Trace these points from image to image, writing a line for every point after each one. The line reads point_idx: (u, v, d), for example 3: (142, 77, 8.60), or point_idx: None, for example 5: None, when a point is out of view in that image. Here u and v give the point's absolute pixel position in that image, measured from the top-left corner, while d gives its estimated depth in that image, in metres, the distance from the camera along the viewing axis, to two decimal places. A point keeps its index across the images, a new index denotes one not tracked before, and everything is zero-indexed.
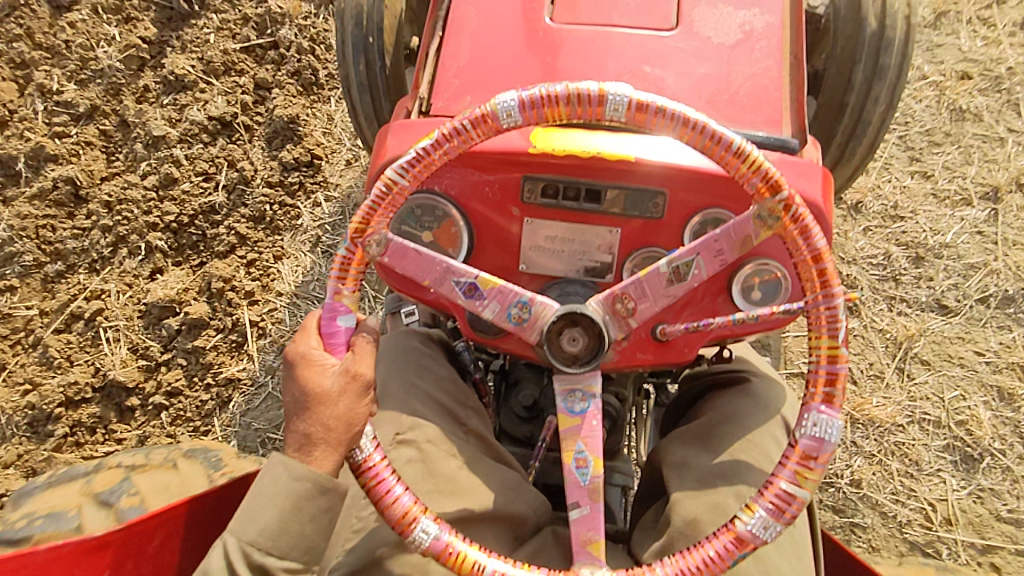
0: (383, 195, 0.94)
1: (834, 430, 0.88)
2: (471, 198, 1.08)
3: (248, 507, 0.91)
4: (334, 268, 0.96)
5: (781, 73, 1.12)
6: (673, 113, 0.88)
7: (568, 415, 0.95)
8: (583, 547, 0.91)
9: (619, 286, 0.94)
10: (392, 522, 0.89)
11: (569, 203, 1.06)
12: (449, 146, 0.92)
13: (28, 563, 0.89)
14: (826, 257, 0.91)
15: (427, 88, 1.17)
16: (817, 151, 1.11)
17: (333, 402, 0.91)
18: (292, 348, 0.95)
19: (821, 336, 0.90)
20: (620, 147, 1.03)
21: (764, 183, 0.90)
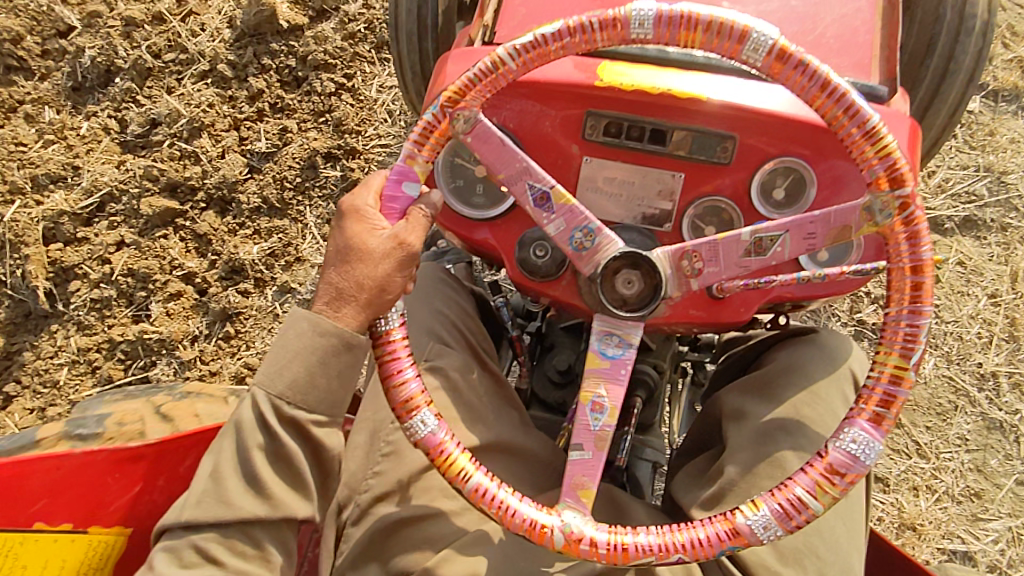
0: (487, 70, 0.88)
1: (871, 452, 0.80)
2: (529, 134, 1.03)
3: (272, 361, 0.89)
4: (415, 131, 0.91)
5: (873, 16, 1.03)
6: (816, 72, 0.80)
7: (597, 354, 0.90)
8: (572, 490, 0.87)
9: (691, 243, 0.89)
10: (394, 403, 0.87)
11: (631, 143, 1.00)
12: (570, 40, 0.84)
13: (63, 465, 0.90)
14: (927, 270, 0.81)
15: (492, 16, 1.12)
16: (906, 103, 1.03)
17: (373, 263, 0.87)
18: (347, 200, 0.92)
19: (892, 350, 0.81)
20: (690, 85, 0.96)
21: (885, 175, 0.81)
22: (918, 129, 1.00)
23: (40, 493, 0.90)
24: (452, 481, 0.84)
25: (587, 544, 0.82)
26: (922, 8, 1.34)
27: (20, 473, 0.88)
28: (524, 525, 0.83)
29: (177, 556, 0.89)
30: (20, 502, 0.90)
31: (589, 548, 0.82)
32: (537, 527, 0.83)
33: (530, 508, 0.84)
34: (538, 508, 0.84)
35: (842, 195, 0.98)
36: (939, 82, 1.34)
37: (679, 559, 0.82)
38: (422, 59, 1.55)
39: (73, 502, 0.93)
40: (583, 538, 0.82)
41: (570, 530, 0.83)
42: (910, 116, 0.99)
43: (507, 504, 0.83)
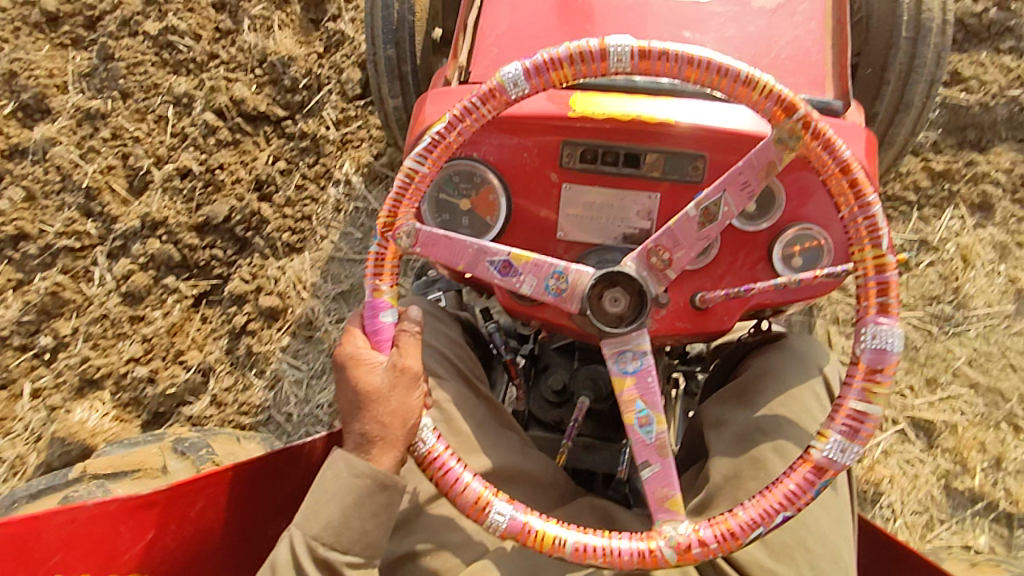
0: (407, 184, 0.97)
1: (894, 339, 0.86)
2: (509, 165, 1.07)
3: (311, 502, 0.91)
4: (370, 265, 0.98)
5: (823, 36, 1.10)
6: (677, 54, 0.87)
7: (623, 376, 0.94)
8: (660, 505, 0.90)
9: (651, 240, 0.93)
10: (466, 509, 0.89)
11: (607, 168, 1.05)
12: (462, 126, 0.95)
13: (76, 517, 0.94)
14: (855, 167, 0.89)
15: (467, 57, 1.18)
16: (860, 114, 1.09)
17: (385, 399, 0.91)
18: (340, 355, 0.96)
19: (864, 246, 0.88)
20: (658, 111, 1.02)
21: (778, 107, 0.88)
22: (874, 142, 1.07)
23: (54, 548, 0.94)
24: (552, 552, 0.86)
25: (698, 546, 0.86)
26: (873, 31, 1.42)
27: (35, 529, 0.91)
28: (634, 558, 0.86)
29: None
30: (36, 557, 0.93)
31: (701, 548, 0.86)
32: (646, 554, 0.86)
33: (630, 541, 0.86)
34: (637, 538, 0.87)
35: (809, 206, 1.04)
36: (898, 98, 1.41)
37: (784, 517, 0.86)
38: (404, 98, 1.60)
39: (87, 554, 0.97)
40: (691, 543, 0.86)
41: (677, 542, 0.87)
42: (864, 128, 1.06)
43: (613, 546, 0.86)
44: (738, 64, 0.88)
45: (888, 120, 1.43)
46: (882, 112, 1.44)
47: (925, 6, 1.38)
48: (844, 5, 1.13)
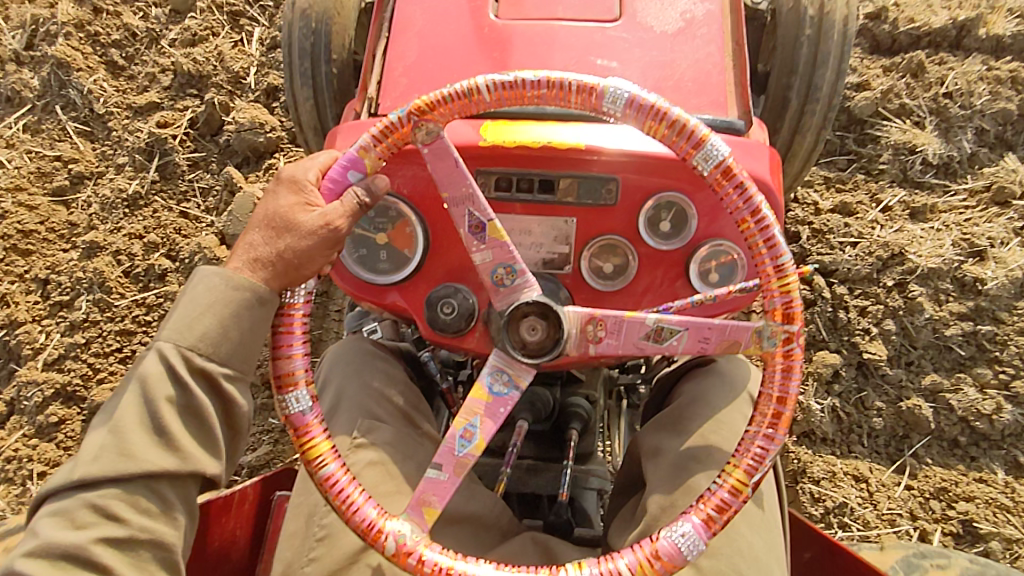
0: (459, 94, 0.92)
1: (693, 547, 0.86)
2: (423, 196, 1.06)
3: (181, 314, 0.88)
4: (378, 126, 0.96)
5: (723, 57, 1.13)
6: (749, 195, 0.90)
7: (484, 389, 0.94)
8: (417, 503, 0.91)
9: (601, 311, 0.93)
10: (277, 375, 0.93)
11: (523, 195, 1.06)
12: (545, 93, 0.90)
13: None
14: (790, 406, 0.90)
15: (376, 88, 1.17)
16: (763, 131, 1.13)
17: (294, 237, 0.92)
18: (289, 170, 0.96)
19: (739, 465, 0.89)
20: (569, 136, 1.03)
21: (783, 307, 0.90)
22: (777, 158, 1.10)
23: None
24: (309, 465, 0.92)
25: (412, 560, 0.87)
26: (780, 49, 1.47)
27: None
28: (360, 525, 0.89)
29: (70, 518, 0.82)
30: None
31: (414, 564, 0.87)
32: (372, 528, 0.89)
33: (444, 557, 0.87)
34: (380, 512, 0.90)
35: (720, 223, 1.05)
36: (802, 111, 1.46)
37: None
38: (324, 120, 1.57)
39: None
40: (411, 553, 0.87)
41: (402, 542, 0.88)
42: (767, 145, 1.09)
43: (354, 501, 0.90)
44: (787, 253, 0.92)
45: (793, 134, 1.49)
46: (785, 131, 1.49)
47: (824, 29, 1.43)
48: (741, 24, 1.17)
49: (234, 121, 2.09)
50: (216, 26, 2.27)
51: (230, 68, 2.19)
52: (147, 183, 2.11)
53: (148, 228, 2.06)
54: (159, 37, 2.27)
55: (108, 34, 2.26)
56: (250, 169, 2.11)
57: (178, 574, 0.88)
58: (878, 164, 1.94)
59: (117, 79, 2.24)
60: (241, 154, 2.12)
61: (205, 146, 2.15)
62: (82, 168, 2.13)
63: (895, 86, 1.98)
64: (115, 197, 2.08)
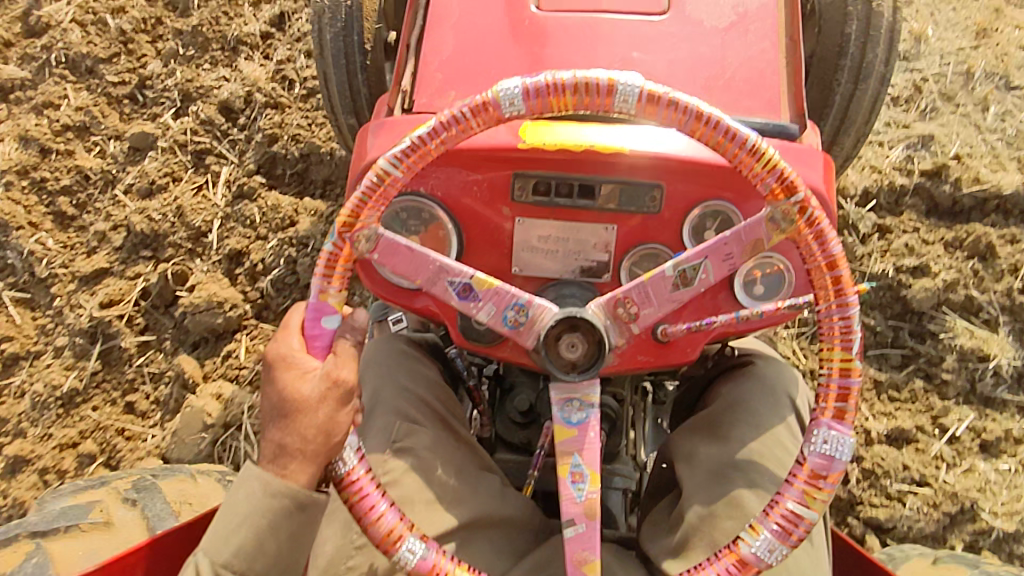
0: (375, 185, 0.89)
1: (844, 448, 0.86)
2: (459, 199, 1.02)
3: (217, 532, 0.90)
4: (320, 265, 0.90)
5: (777, 56, 1.07)
6: (686, 107, 0.84)
7: (565, 427, 0.91)
8: (578, 568, 0.88)
9: (622, 290, 0.90)
10: (377, 539, 0.86)
11: (562, 200, 1.00)
12: (446, 135, 0.87)
13: None
14: (842, 264, 0.88)
15: (410, 82, 1.12)
16: (817, 136, 1.07)
17: (312, 409, 0.88)
18: (272, 350, 0.92)
19: (834, 348, 0.87)
20: (612, 140, 0.97)
21: (779, 184, 0.86)
22: (832, 163, 1.04)
23: None
24: None
25: None
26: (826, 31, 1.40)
27: None
28: None
29: None
30: None
31: None
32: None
33: None
34: None
35: None
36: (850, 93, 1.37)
37: None
38: (356, 103, 1.52)
39: None
40: None
41: None
42: (821, 150, 1.03)
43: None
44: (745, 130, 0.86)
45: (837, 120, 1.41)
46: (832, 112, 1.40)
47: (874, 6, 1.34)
48: (797, 16, 1.10)
49: (186, 300, 1.82)
50: (179, 168, 1.98)
51: (189, 223, 1.90)
52: (88, 376, 1.81)
53: (83, 434, 1.79)
54: (115, 180, 1.99)
55: (56, 179, 1.98)
56: (206, 354, 1.83)
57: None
58: (943, 371, 1.73)
59: (66, 233, 1.96)
60: (196, 337, 1.84)
61: (162, 321, 1.86)
62: (16, 348, 1.86)
63: (962, 276, 1.75)
64: (47, 394, 1.80)
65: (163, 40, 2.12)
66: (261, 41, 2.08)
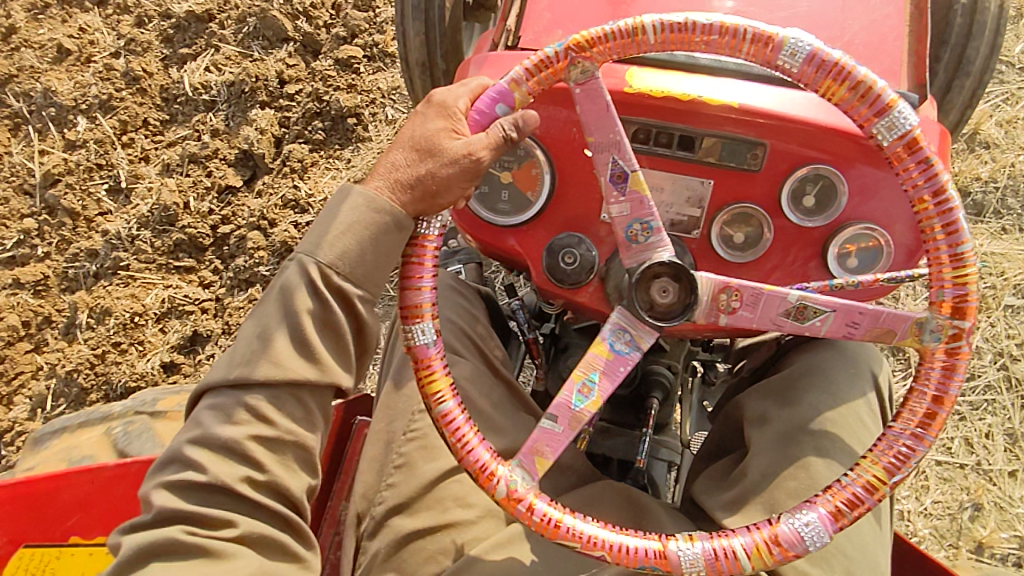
0: (624, 32, 0.85)
1: (813, 539, 0.83)
2: (556, 139, 1.02)
3: (324, 231, 0.86)
4: (531, 59, 0.88)
5: (903, 23, 1.03)
6: (935, 176, 0.81)
7: (604, 346, 0.91)
8: (530, 451, 0.90)
9: (738, 281, 0.89)
10: (404, 304, 0.91)
11: (660, 150, 1.00)
12: (717, 38, 0.82)
13: (97, 477, 1.13)
14: (945, 406, 0.83)
15: (516, 20, 1.11)
16: (934, 109, 1.03)
17: (443, 159, 0.88)
18: (440, 94, 0.92)
19: (879, 461, 0.84)
20: (721, 92, 0.96)
21: (952, 299, 0.82)
22: (947, 139, 1.00)
23: (70, 508, 1.11)
24: (428, 398, 0.90)
25: (524, 507, 0.86)
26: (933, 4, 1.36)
27: (58, 485, 1.10)
28: (473, 465, 0.88)
29: (226, 413, 0.84)
30: (52, 517, 1.10)
31: (523, 510, 0.87)
32: (485, 471, 0.88)
33: (554, 510, 0.87)
34: (493, 456, 0.89)
35: (870, 205, 0.98)
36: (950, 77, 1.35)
37: (598, 557, 0.85)
38: (432, 45, 1.52)
39: (104, 515, 1.14)
40: (523, 500, 0.87)
41: (513, 488, 0.87)
42: (939, 124, 0.99)
43: (452, 418, 0.89)
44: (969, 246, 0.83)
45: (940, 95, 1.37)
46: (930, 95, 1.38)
47: None
48: None
49: None
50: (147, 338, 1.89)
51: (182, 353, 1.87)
52: None
53: None
54: None
55: None
56: None
57: (315, 474, 0.91)
58: None
59: None
60: None
61: None
62: None
63: None
64: None
65: (42, 350, 1.91)
66: (159, 378, 1.86)
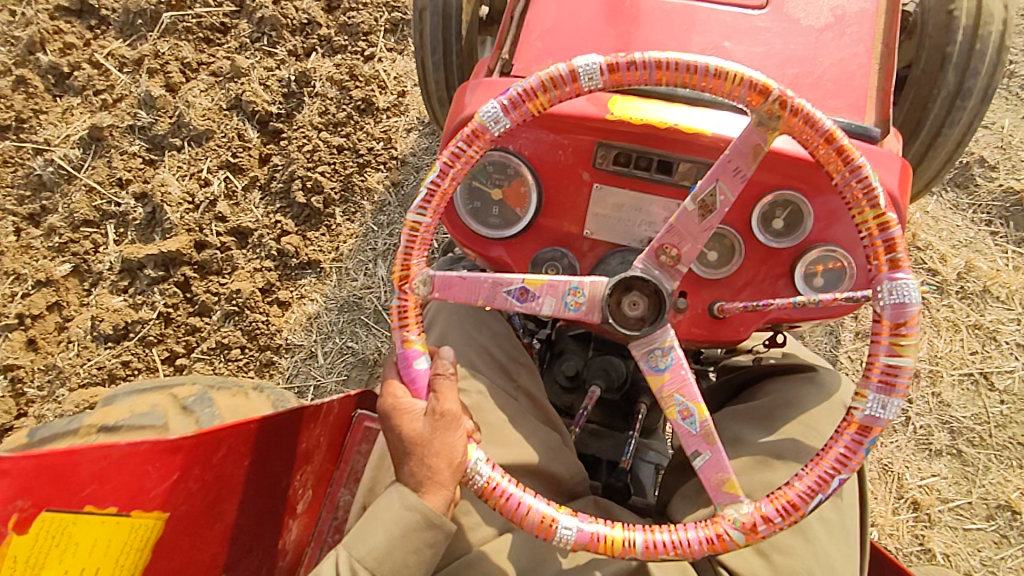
0: (412, 238, 1.00)
1: (913, 292, 0.87)
2: (544, 160, 1.10)
3: (362, 526, 0.95)
4: (394, 321, 1.00)
5: (869, 61, 1.10)
6: (644, 62, 0.90)
7: (657, 375, 0.96)
8: (719, 490, 0.92)
9: (657, 239, 0.96)
10: (534, 529, 0.90)
11: (639, 173, 1.08)
12: (454, 170, 0.99)
13: (110, 454, 0.99)
14: (839, 134, 0.90)
15: (511, 49, 1.19)
16: (898, 142, 1.10)
17: (429, 442, 0.92)
18: (383, 398, 0.99)
19: (864, 210, 0.89)
20: (694, 121, 1.03)
21: (753, 92, 0.89)
22: (909, 169, 1.07)
23: (89, 479, 0.98)
24: (625, 554, 0.88)
25: (763, 523, 0.88)
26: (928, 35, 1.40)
27: (72, 459, 0.96)
28: (703, 544, 0.88)
29: None
30: (69, 487, 0.97)
31: (765, 524, 0.89)
32: (712, 539, 0.89)
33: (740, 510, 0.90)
34: (683, 528, 0.89)
35: (835, 228, 1.05)
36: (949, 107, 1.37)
37: (841, 480, 0.88)
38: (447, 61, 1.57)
39: (118, 488, 1.01)
40: (755, 520, 0.89)
41: (741, 522, 0.89)
42: (900, 156, 1.06)
43: (498, 484, 0.92)
44: (704, 60, 0.90)
45: (938, 128, 1.39)
46: (929, 124, 1.40)
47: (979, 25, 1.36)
48: (897, 23, 1.12)
49: None
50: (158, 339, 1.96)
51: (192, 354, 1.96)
52: None
53: None
54: None
55: None
56: None
57: None
58: None
59: None
60: None
61: None
62: None
63: None
64: None
65: None
66: None
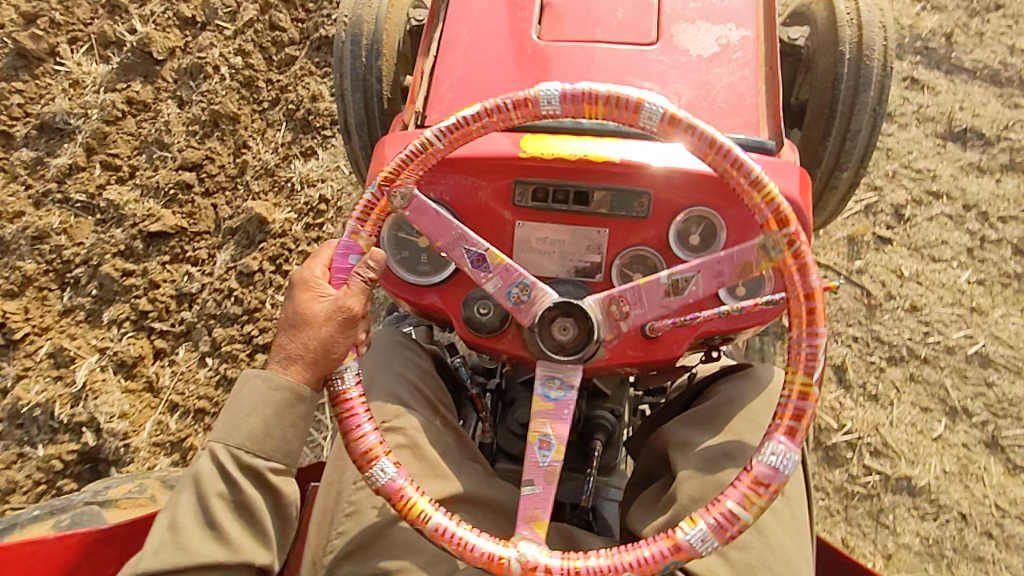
0: (416, 152, 1.03)
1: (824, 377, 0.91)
2: (464, 203, 1.13)
3: (236, 418, 0.98)
4: (357, 210, 1.05)
5: (757, 81, 1.18)
6: (627, 102, 0.94)
7: (545, 400, 0.99)
8: (524, 522, 0.94)
9: (617, 290, 0.98)
10: (355, 455, 0.96)
11: (558, 206, 1.11)
12: (489, 121, 0.99)
13: (35, 549, 1.15)
14: (817, 297, 0.92)
15: (423, 103, 1.22)
16: (794, 153, 1.17)
17: (318, 326, 0.97)
18: (298, 272, 1.04)
19: (798, 371, 0.90)
20: (603, 150, 1.08)
21: (773, 216, 0.93)
22: (807, 177, 1.13)
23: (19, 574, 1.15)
24: (415, 521, 0.92)
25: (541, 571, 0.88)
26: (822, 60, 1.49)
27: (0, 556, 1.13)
28: (483, 557, 0.90)
29: None
30: None
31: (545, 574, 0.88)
32: (493, 558, 0.89)
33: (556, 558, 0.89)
34: (493, 542, 0.91)
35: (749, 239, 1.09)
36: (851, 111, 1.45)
37: (711, 540, 0.88)
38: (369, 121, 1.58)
39: None
40: (537, 565, 0.88)
41: (525, 560, 0.89)
42: (799, 166, 1.13)
43: (350, 399, 0.99)
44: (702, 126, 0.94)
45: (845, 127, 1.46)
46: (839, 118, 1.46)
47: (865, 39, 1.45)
48: (778, 48, 1.21)
49: None
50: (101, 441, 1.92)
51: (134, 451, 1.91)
52: None
53: None
54: None
55: None
56: None
57: None
58: None
59: None
60: None
61: None
62: None
63: None
64: None
65: None
66: None
